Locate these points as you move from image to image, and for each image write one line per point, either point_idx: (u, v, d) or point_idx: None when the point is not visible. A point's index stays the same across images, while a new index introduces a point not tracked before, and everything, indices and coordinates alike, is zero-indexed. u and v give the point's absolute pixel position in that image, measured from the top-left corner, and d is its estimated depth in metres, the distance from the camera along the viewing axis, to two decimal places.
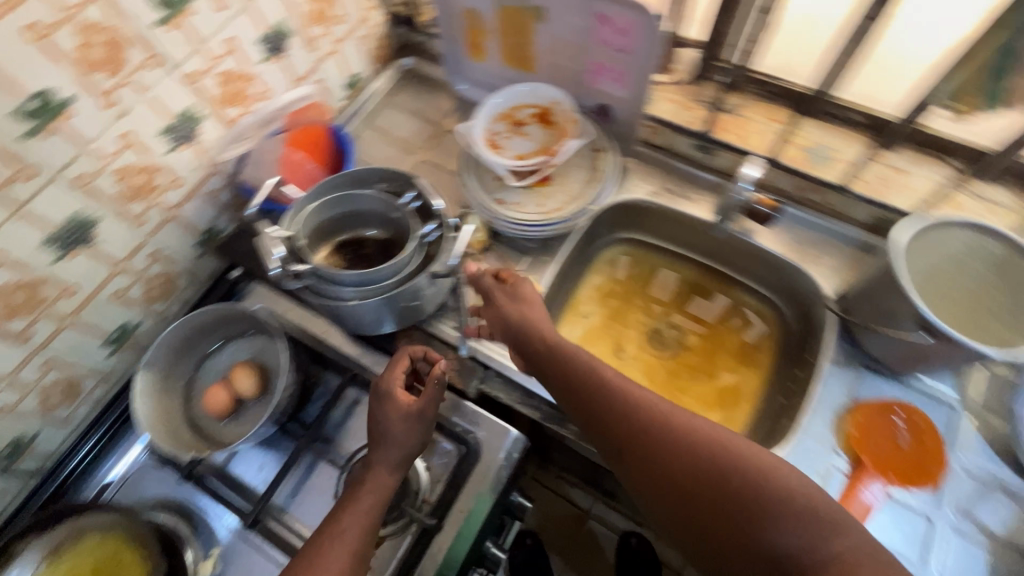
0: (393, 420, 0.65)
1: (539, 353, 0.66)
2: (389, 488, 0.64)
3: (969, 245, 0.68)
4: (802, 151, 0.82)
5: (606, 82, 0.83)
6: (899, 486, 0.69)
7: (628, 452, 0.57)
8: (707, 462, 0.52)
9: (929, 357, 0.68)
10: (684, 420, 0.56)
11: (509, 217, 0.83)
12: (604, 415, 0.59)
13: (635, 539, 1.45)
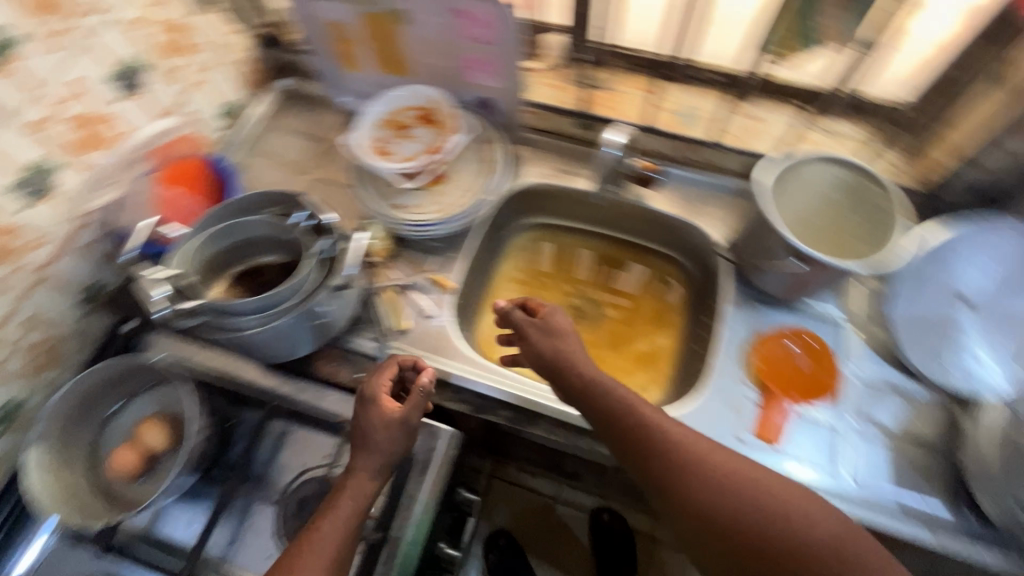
0: (376, 426, 0.64)
1: (580, 384, 0.64)
2: (369, 494, 0.62)
3: (821, 176, 0.76)
4: (673, 115, 0.88)
5: (480, 75, 0.85)
6: (804, 404, 0.75)
7: (669, 489, 0.57)
8: (754, 509, 0.55)
9: (808, 282, 0.74)
10: (726, 469, 0.57)
11: (408, 220, 0.83)
12: (644, 451, 0.59)
13: (607, 514, 1.48)
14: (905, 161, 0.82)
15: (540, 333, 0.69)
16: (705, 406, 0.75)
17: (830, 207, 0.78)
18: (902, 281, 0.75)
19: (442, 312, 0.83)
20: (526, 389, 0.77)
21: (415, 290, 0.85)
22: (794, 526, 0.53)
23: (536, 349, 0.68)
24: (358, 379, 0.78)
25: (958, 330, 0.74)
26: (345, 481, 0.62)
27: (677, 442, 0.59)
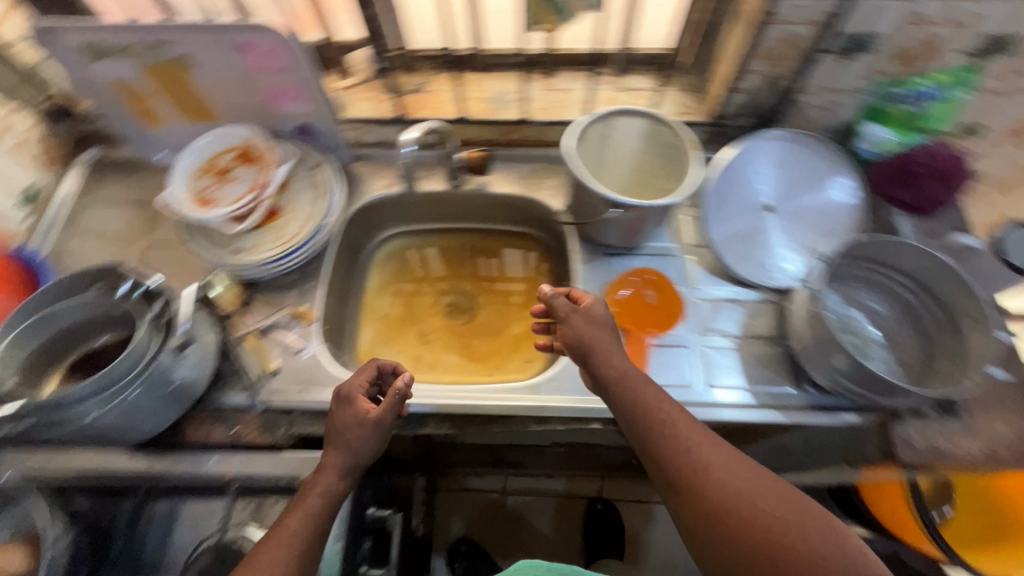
0: (348, 425, 0.66)
1: (612, 373, 0.67)
2: (338, 493, 0.63)
3: (620, 131, 0.82)
4: (489, 103, 0.93)
5: (290, 104, 0.85)
6: (660, 334, 0.82)
7: (682, 488, 0.59)
8: (763, 520, 0.55)
9: (632, 224, 0.81)
10: (744, 473, 0.59)
11: (250, 261, 0.82)
12: (660, 451, 0.61)
13: (600, 504, 1.58)
14: (692, 100, 0.92)
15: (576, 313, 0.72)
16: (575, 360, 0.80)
17: (632, 160, 0.86)
18: (711, 202, 0.86)
19: (310, 343, 0.83)
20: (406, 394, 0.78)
21: (278, 329, 0.83)
22: (801, 538, 0.53)
23: (574, 334, 0.71)
24: (236, 433, 0.76)
25: (766, 234, 0.86)
26: (315, 478, 0.63)
27: (697, 445, 0.61)
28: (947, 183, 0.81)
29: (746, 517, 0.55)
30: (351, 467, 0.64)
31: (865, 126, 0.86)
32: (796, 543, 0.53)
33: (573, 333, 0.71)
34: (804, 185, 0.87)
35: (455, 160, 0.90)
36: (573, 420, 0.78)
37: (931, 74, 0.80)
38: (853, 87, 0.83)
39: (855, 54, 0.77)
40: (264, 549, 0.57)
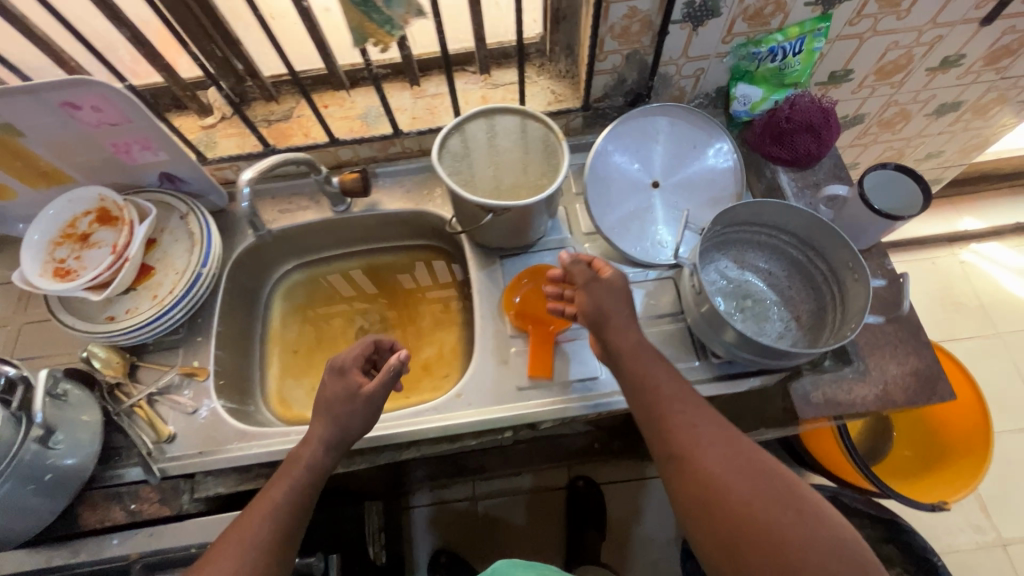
0: (337, 401, 0.68)
1: (623, 348, 0.68)
2: (320, 468, 0.67)
3: (507, 130, 0.81)
4: (361, 120, 0.90)
5: (142, 154, 0.80)
6: (560, 330, 0.80)
7: (681, 462, 0.60)
8: (758, 502, 0.55)
9: (514, 223, 0.79)
10: (748, 457, 0.59)
11: (125, 327, 0.77)
12: (665, 425, 0.63)
13: (582, 481, 1.57)
14: (566, 87, 0.91)
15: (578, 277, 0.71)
16: (478, 371, 0.78)
17: (520, 161, 0.81)
18: (592, 188, 0.85)
19: (206, 401, 0.79)
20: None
21: (169, 392, 0.79)
22: (792, 529, 0.53)
23: (591, 300, 0.69)
24: (135, 509, 0.72)
25: (653, 210, 0.85)
26: (301, 450, 0.67)
27: (702, 426, 0.62)
28: (818, 136, 0.81)
29: (741, 496, 0.56)
30: (334, 443, 0.67)
31: (735, 89, 0.87)
32: (788, 533, 0.53)
33: (589, 302, 0.69)
34: (685, 155, 0.86)
35: (332, 185, 0.87)
36: (485, 432, 0.77)
37: (787, 28, 0.79)
38: (713, 52, 0.82)
39: (704, 20, 0.76)
40: (253, 509, 0.62)
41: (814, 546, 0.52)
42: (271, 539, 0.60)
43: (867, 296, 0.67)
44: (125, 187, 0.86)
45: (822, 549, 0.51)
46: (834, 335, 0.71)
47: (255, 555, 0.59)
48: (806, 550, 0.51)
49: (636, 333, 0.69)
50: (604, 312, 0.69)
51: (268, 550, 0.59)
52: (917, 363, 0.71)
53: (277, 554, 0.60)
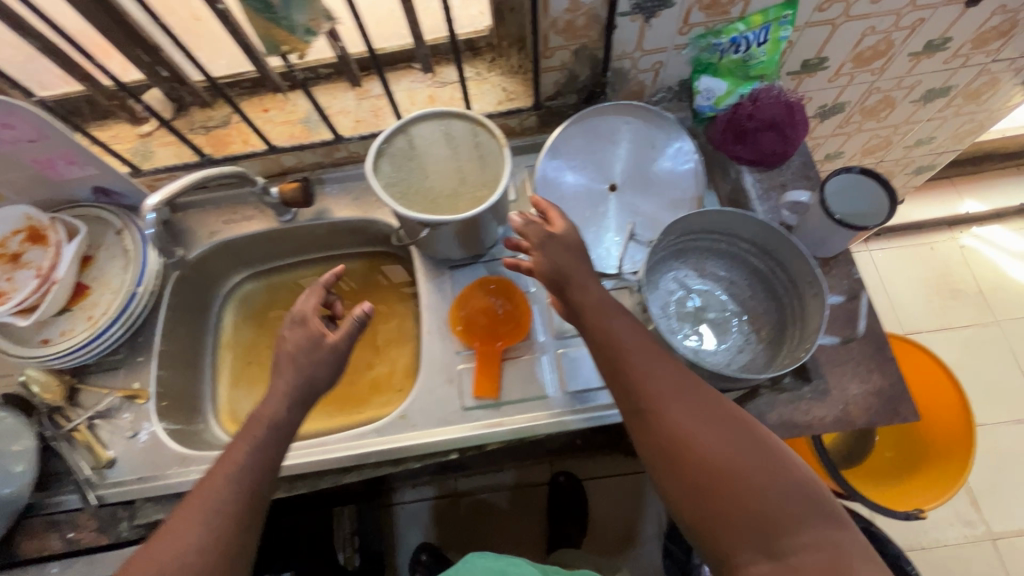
0: (297, 353, 0.61)
1: (583, 303, 0.60)
2: (286, 423, 0.59)
3: (464, 137, 0.76)
4: (303, 124, 0.85)
5: (69, 169, 0.77)
6: (506, 347, 0.77)
7: (646, 411, 0.53)
8: (731, 456, 0.49)
9: (457, 236, 0.75)
10: (718, 406, 0.52)
11: (58, 351, 0.75)
12: (628, 377, 0.55)
13: (564, 476, 1.53)
14: (518, 84, 0.85)
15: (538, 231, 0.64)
16: (423, 391, 0.76)
17: (471, 169, 0.75)
18: (542, 192, 0.80)
19: (146, 423, 0.77)
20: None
21: (109, 415, 0.77)
22: (764, 474, 0.48)
23: (548, 261, 0.62)
24: (72, 538, 0.71)
25: (608, 216, 0.81)
26: (261, 409, 0.59)
27: (665, 370, 0.54)
28: (783, 135, 0.76)
29: (713, 449, 0.49)
30: (299, 398, 0.60)
31: (698, 82, 0.80)
32: (761, 483, 0.47)
33: (548, 261, 0.62)
34: (643, 156, 0.81)
35: (272, 196, 0.83)
36: (430, 455, 0.75)
37: (749, 17, 0.73)
38: (671, 44, 0.76)
39: (656, 11, 0.70)
40: (209, 479, 0.54)
41: (790, 499, 0.47)
42: (233, 509, 0.53)
43: (823, 313, 0.63)
44: (60, 202, 0.83)
45: (793, 493, 0.47)
46: (791, 352, 0.67)
47: (216, 526, 0.51)
48: (778, 495, 0.47)
49: (599, 289, 0.61)
50: (566, 271, 0.61)
51: (226, 517, 0.52)
52: (881, 382, 0.67)
53: (242, 522, 0.53)
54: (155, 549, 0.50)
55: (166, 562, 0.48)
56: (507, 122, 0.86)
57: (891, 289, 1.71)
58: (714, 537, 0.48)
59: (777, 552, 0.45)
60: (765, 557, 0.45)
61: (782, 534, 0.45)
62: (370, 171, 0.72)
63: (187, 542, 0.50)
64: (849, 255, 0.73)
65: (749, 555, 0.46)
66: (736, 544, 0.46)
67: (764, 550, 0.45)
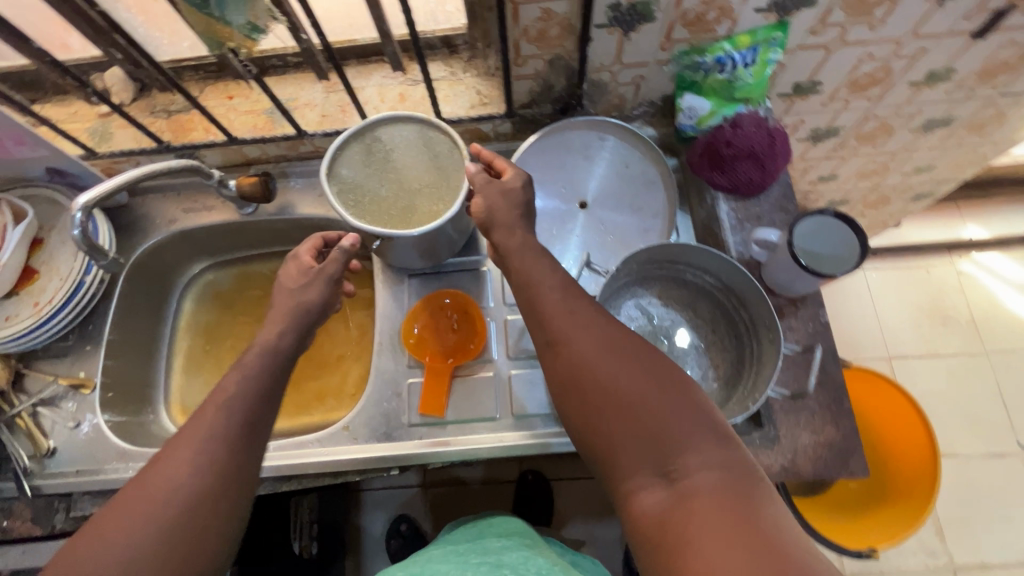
0: (288, 276, 0.67)
1: (508, 247, 0.64)
2: (279, 347, 0.60)
3: (433, 147, 0.73)
4: (267, 115, 0.82)
5: (18, 149, 0.74)
6: (457, 364, 0.75)
7: (558, 346, 0.56)
8: (626, 382, 0.52)
9: (412, 248, 0.73)
10: (622, 340, 0.56)
11: (0, 338, 0.73)
12: (542, 315, 0.58)
13: (531, 474, 1.51)
14: (492, 89, 0.81)
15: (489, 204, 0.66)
16: (369, 403, 0.74)
17: (434, 182, 0.72)
18: None
19: (89, 415, 0.76)
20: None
21: (52, 403, 0.77)
22: (665, 402, 0.51)
23: (485, 202, 0.66)
24: (6, 526, 0.71)
25: (574, 236, 0.78)
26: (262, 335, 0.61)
27: (578, 311, 0.58)
28: (762, 165, 0.72)
29: (610, 376, 0.53)
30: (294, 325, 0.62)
31: (681, 99, 0.76)
32: (651, 405, 0.50)
33: (484, 206, 0.66)
34: (616, 176, 0.79)
35: (230, 188, 0.80)
36: (372, 470, 0.74)
37: (737, 36, 0.68)
38: (652, 59, 0.72)
39: (635, 24, 0.65)
40: (203, 412, 0.52)
41: (677, 418, 0.50)
42: (231, 434, 0.52)
43: (777, 364, 0.60)
44: (11, 180, 0.80)
45: (692, 419, 0.50)
46: (742, 398, 0.65)
47: (218, 452, 0.50)
48: (677, 421, 0.50)
49: (523, 233, 0.64)
50: (498, 216, 0.65)
51: (225, 443, 0.51)
52: (833, 435, 0.65)
53: (241, 444, 0.52)
54: (155, 480, 0.48)
55: (164, 491, 0.47)
56: (479, 128, 0.83)
57: (880, 305, 1.67)
58: (616, 463, 0.51)
59: (672, 473, 0.48)
60: (660, 480, 0.48)
61: (678, 456, 0.48)
62: (326, 171, 0.71)
63: (184, 469, 0.48)
64: (817, 297, 0.70)
65: (647, 479, 0.49)
66: (625, 459, 0.50)
67: (659, 473, 0.48)
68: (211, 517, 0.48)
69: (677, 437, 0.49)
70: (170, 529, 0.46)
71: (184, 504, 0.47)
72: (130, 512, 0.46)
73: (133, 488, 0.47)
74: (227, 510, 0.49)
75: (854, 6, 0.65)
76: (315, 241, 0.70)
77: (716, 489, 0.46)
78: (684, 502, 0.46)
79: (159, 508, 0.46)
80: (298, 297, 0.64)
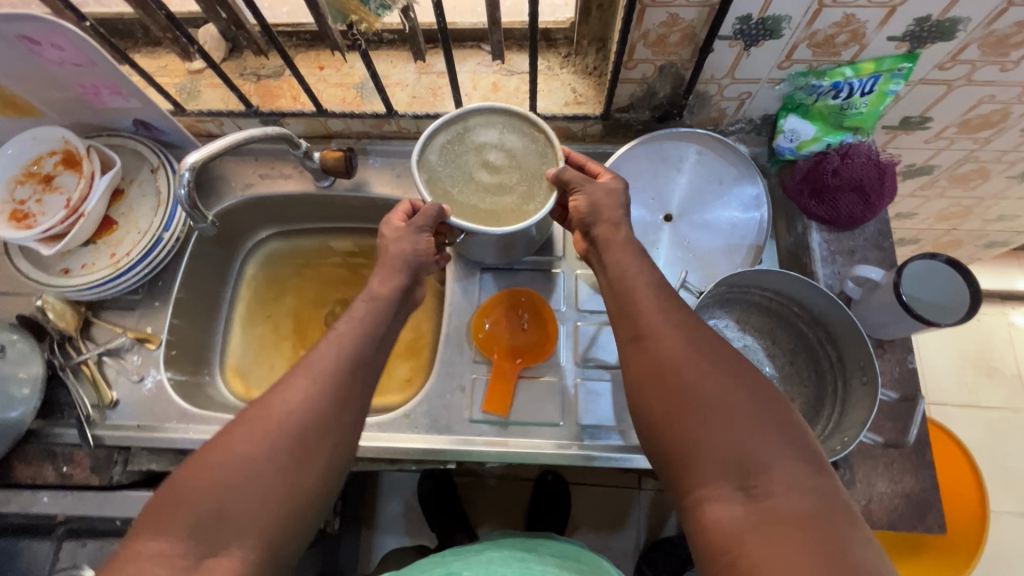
0: (386, 233, 0.67)
1: (609, 240, 0.64)
2: (374, 321, 0.60)
3: (527, 144, 0.70)
4: (355, 90, 0.81)
5: (112, 99, 0.74)
6: (524, 366, 0.74)
7: (644, 340, 0.55)
8: (714, 387, 0.50)
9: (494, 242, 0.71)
10: (716, 346, 0.53)
11: (76, 286, 0.74)
12: (634, 308, 0.57)
13: (551, 475, 1.48)
14: (589, 88, 0.79)
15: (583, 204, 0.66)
16: (432, 394, 0.74)
17: (524, 181, 0.69)
18: None
19: (153, 371, 0.77)
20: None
21: (118, 354, 0.77)
22: (755, 413, 0.48)
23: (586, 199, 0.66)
24: (66, 473, 0.71)
25: (657, 249, 0.76)
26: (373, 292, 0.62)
27: (669, 309, 0.56)
28: (866, 199, 0.70)
29: (698, 376, 0.50)
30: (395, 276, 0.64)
31: (783, 120, 0.74)
32: (738, 416, 0.47)
33: (586, 202, 0.66)
34: (709, 193, 0.76)
35: (314, 160, 0.79)
36: (428, 461, 0.74)
37: (860, 63, 0.66)
38: (765, 77, 0.69)
39: (759, 40, 0.63)
40: (319, 351, 0.56)
41: (766, 434, 0.46)
42: (341, 375, 0.54)
43: (870, 410, 0.58)
44: (98, 127, 0.81)
45: (784, 437, 0.46)
46: (821, 439, 0.63)
47: (329, 387, 0.53)
48: (766, 434, 0.46)
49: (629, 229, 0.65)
50: (604, 211, 0.66)
51: (327, 391, 0.52)
52: (912, 486, 0.63)
53: (339, 397, 0.53)
54: (276, 402, 0.51)
55: (278, 419, 0.50)
56: (568, 126, 0.80)
57: (926, 346, 1.63)
58: (689, 468, 0.48)
59: (753, 489, 0.44)
60: (738, 493, 0.45)
61: (762, 472, 0.45)
62: (416, 158, 0.69)
63: (296, 401, 0.51)
64: (906, 342, 0.68)
65: (723, 490, 0.46)
66: (701, 465, 0.47)
67: (738, 486, 0.45)
68: (306, 457, 0.50)
69: (763, 453, 0.46)
70: (284, 448, 0.49)
71: (300, 429, 0.50)
72: (250, 428, 0.49)
73: (250, 411, 0.51)
74: (333, 441, 0.52)
75: (993, 45, 0.62)
76: (406, 206, 0.70)
77: (803, 515, 0.42)
78: (763, 519, 0.42)
79: (275, 432, 0.49)
80: (389, 280, 0.64)
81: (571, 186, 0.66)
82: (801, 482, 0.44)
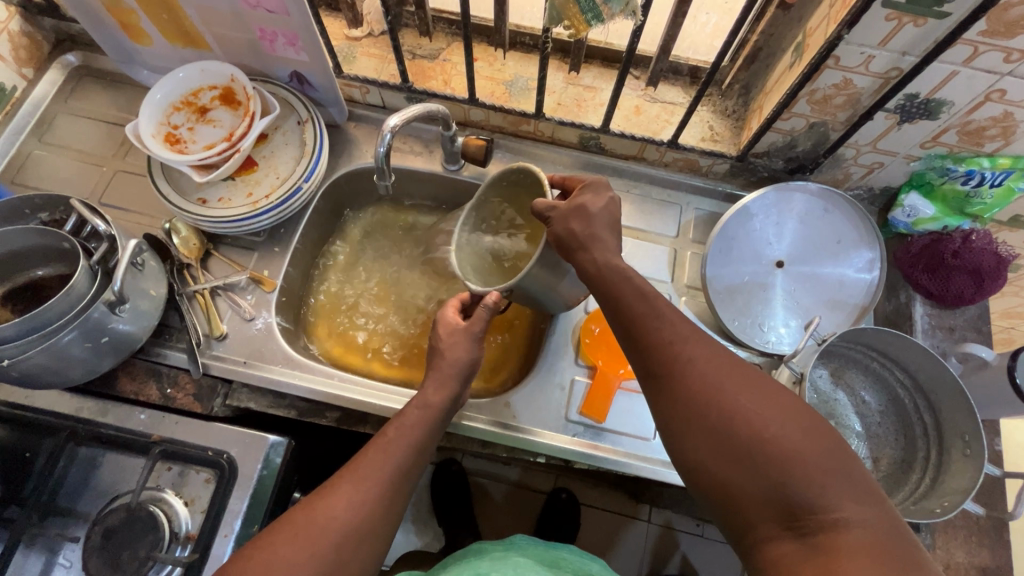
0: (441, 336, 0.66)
1: (602, 264, 0.59)
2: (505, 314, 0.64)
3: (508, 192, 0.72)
4: (503, 86, 0.84)
5: (285, 49, 0.77)
6: (628, 378, 0.76)
7: (663, 378, 0.53)
8: (747, 419, 0.48)
9: (554, 283, 0.66)
10: (737, 374, 0.51)
11: (211, 217, 0.76)
12: (645, 342, 0.55)
13: (566, 493, 1.35)
14: (726, 128, 0.83)
15: (579, 229, 0.60)
16: (532, 387, 0.77)
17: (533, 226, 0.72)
18: (716, 245, 0.78)
19: (264, 313, 0.79)
20: (378, 396, 0.75)
21: (233, 291, 0.79)
22: (794, 445, 0.46)
23: None
24: (169, 394, 0.74)
25: (768, 292, 0.79)
26: (513, 283, 0.65)
27: (683, 340, 0.53)
28: (979, 282, 0.76)
29: (723, 416, 0.49)
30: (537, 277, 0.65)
31: (905, 196, 0.78)
32: (780, 447, 0.46)
33: (576, 224, 0.60)
34: (824, 248, 0.79)
35: (455, 144, 0.82)
36: (518, 449, 0.76)
37: (999, 157, 0.69)
38: (904, 152, 0.73)
39: (915, 118, 0.67)
40: (366, 455, 0.57)
41: (809, 464, 0.45)
42: (383, 478, 0.55)
43: (975, 478, 0.62)
44: (255, 71, 0.84)
45: (831, 468, 0.45)
46: (912, 499, 0.66)
47: (372, 496, 0.54)
48: (809, 467, 0.45)
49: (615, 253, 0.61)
50: (586, 239, 0.60)
51: (377, 492, 0.54)
52: (989, 560, 0.66)
53: (385, 494, 0.55)
54: (312, 511, 0.52)
55: (325, 520, 0.51)
56: (698, 160, 0.84)
57: None
58: (737, 510, 0.47)
59: (803, 526, 0.44)
60: (790, 531, 0.44)
61: (811, 509, 0.44)
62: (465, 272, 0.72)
63: (343, 502, 0.53)
64: (994, 424, 0.72)
65: (773, 529, 0.45)
66: (748, 503, 0.46)
67: (787, 524, 0.44)
68: (351, 553, 0.51)
69: (811, 488, 0.44)
70: (325, 550, 0.50)
71: (341, 538, 0.51)
72: (290, 537, 0.50)
73: (302, 511, 0.52)
74: (377, 528, 0.54)
75: None
76: (458, 301, 0.69)
77: (866, 550, 0.41)
78: (824, 561, 0.42)
79: (319, 541, 0.50)
80: (440, 387, 0.64)
81: (562, 211, 0.61)
82: (854, 514, 0.43)
